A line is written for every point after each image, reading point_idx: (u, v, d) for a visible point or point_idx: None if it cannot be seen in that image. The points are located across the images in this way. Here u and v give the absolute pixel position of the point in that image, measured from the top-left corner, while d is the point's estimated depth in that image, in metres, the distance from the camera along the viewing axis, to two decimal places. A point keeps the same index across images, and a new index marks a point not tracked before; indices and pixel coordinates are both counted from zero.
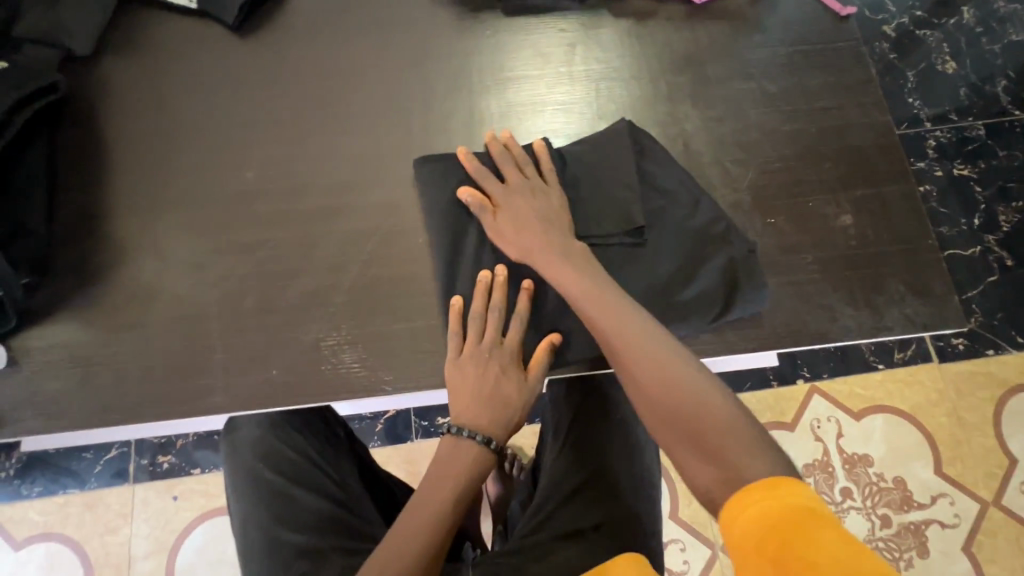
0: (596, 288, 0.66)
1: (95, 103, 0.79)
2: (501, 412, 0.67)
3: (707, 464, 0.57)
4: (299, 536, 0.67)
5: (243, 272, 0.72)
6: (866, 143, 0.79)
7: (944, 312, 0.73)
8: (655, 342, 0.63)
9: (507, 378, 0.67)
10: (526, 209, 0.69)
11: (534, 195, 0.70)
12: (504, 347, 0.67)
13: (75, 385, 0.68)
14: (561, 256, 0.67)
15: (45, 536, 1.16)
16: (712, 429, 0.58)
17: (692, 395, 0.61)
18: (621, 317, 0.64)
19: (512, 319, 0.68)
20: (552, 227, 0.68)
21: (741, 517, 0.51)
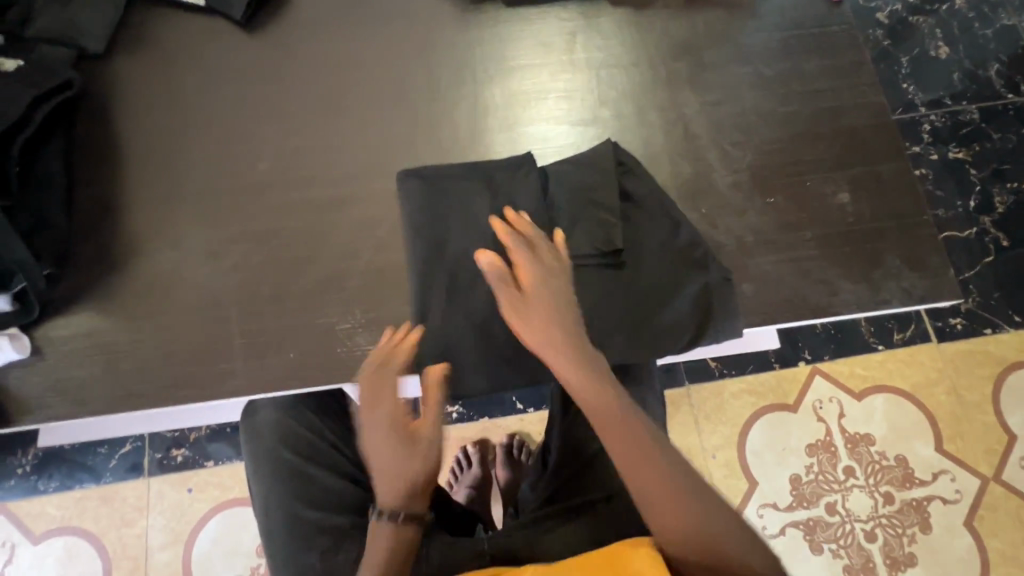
0: (612, 411, 0.59)
1: (108, 101, 0.80)
2: (397, 480, 0.59)
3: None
4: (321, 514, 0.69)
5: (257, 261, 0.74)
6: (862, 123, 0.81)
7: (940, 285, 0.75)
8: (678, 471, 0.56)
9: (385, 445, 0.60)
10: (538, 287, 0.64)
11: (553, 275, 0.65)
12: (376, 414, 0.61)
13: (98, 372, 0.70)
14: (566, 350, 0.62)
15: (63, 529, 1.18)
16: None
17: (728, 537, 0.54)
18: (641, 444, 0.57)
19: (385, 384, 0.62)
20: (564, 313, 0.63)
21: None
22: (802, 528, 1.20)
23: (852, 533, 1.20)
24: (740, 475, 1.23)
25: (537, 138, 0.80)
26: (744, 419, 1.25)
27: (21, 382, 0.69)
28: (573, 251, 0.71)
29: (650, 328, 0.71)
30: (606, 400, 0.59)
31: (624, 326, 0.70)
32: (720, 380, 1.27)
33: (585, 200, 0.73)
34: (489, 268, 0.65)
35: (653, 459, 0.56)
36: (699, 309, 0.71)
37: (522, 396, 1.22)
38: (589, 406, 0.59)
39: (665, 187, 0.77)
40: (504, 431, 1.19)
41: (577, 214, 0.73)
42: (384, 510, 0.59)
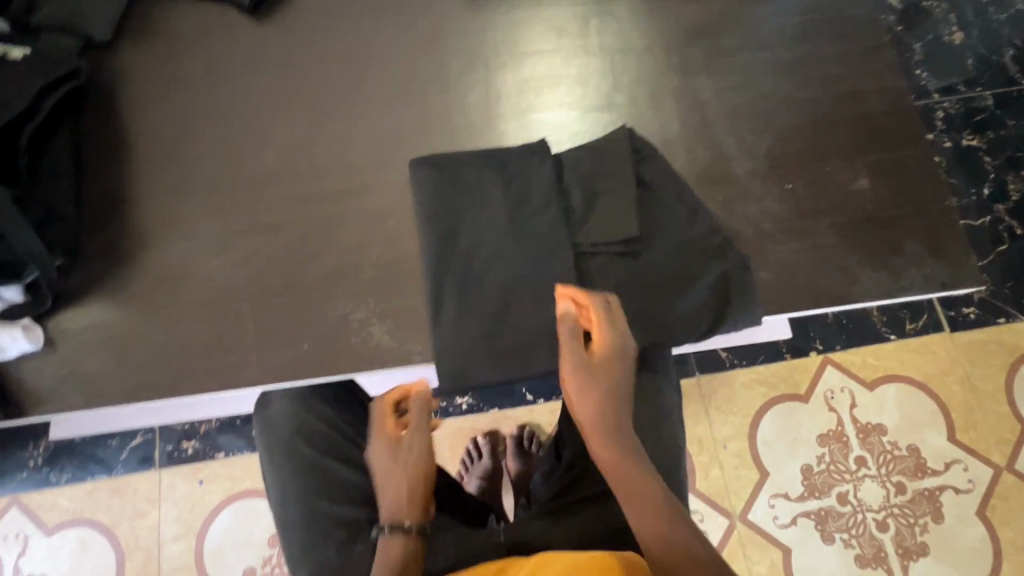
0: (654, 504, 0.56)
1: (116, 90, 0.79)
2: (390, 496, 0.61)
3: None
4: (337, 506, 0.69)
5: (270, 250, 0.73)
6: (881, 108, 0.79)
7: (961, 272, 0.74)
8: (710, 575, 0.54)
9: (380, 461, 0.63)
10: (608, 359, 0.61)
11: (627, 349, 0.62)
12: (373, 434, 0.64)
13: (112, 364, 0.69)
14: (618, 435, 0.59)
15: (76, 521, 1.18)
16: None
17: None
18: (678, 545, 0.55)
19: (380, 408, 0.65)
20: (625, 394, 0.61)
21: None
22: (814, 518, 1.20)
23: (863, 523, 1.20)
24: (751, 466, 1.22)
25: (550, 125, 0.79)
26: (755, 410, 1.25)
27: (35, 374, 0.69)
28: (588, 241, 0.71)
29: (667, 317, 0.70)
30: (650, 493, 0.57)
31: (640, 315, 0.70)
32: (731, 370, 1.26)
33: (601, 188, 0.72)
34: (563, 326, 0.62)
35: (674, 528, 0.55)
36: (716, 298, 0.70)
37: (531, 387, 1.21)
38: (632, 496, 0.57)
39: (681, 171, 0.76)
40: (515, 423, 1.19)
41: (592, 202, 0.72)
42: (383, 525, 0.60)
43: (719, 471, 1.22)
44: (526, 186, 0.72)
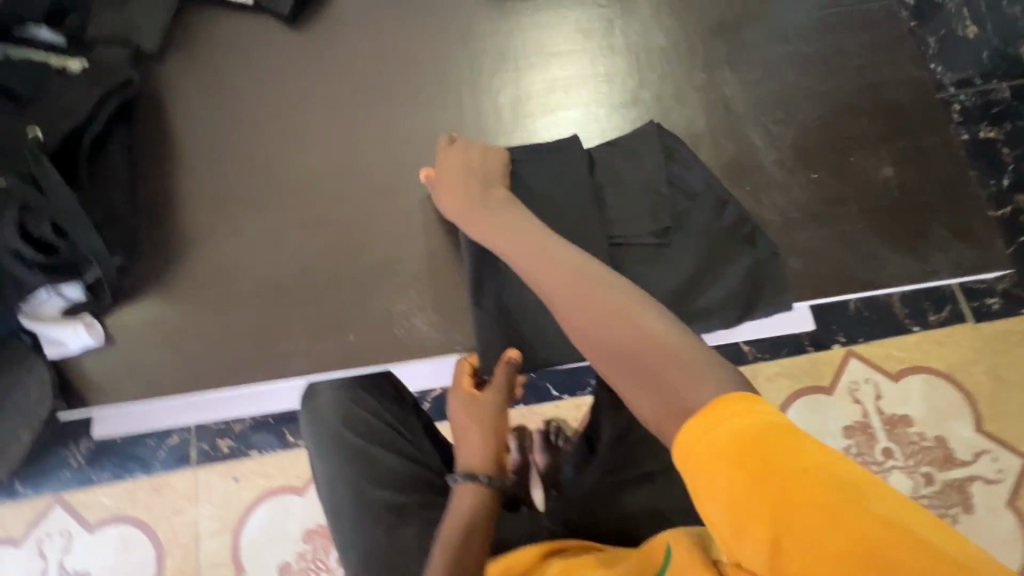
0: (537, 248, 0.65)
1: (165, 97, 0.83)
2: (467, 452, 0.68)
3: (684, 380, 0.50)
4: (384, 492, 0.71)
5: (314, 246, 0.77)
6: (904, 98, 0.81)
7: (989, 255, 0.75)
8: (615, 292, 0.59)
9: (460, 418, 0.69)
10: (465, 171, 0.72)
11: (472, 162, 0.73)
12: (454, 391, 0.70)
13: (167, 357, 0.73)
14: (488, 221, 0.69)
15: (116, 518, 1.22)
16: (672, 381, 0.51)
17: (631, 326, 0.56)
18: (574, 289, 0.60)
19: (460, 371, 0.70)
20: (488, 194, 0.71)
21: (715, 431, 0.45)
22: None
23: None
24: None
25: (580, 122, 0.82)
26: (780, 403, 1.25)
27: (96, 367, 0.72)
28: (621, 232, 0.73)
29: (701, 303, 0.72)
30: (526, 246, 0.66)
31: (676, 302, 0.71)
32: (755, 364, 1.27)
33: (632, 181, 0.75)
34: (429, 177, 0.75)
35: (555, 261, 0.63)
36: (748, 284, 0.72)
37: (556, 383, 1.23)
38: (515, 252, 0.66)
39: (710, 164, 0.79)
40: (541, 418, 1.21)
41: (624, 195, 0.75)
42: (456, 476, 0.67)
43: None
44: (561, 179, 0.74)
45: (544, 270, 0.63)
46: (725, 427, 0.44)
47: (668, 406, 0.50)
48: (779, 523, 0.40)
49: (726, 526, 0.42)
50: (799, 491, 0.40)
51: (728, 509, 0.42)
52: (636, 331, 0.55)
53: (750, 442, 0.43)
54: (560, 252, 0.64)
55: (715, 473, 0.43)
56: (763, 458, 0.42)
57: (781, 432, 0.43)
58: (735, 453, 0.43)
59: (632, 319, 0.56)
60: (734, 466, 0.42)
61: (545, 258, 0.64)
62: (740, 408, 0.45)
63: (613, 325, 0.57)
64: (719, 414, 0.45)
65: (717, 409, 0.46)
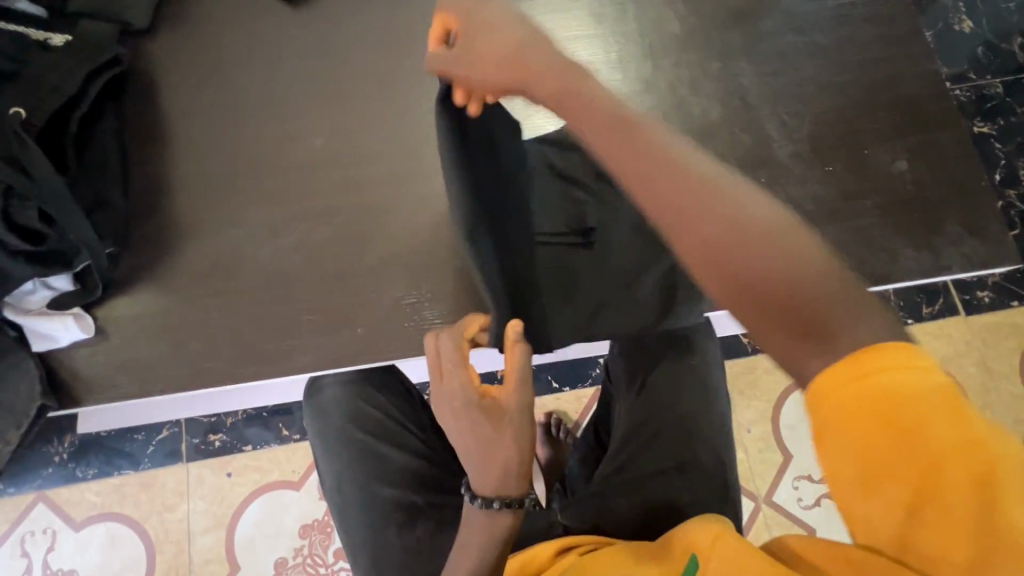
0: (618, 122, 0.49)
1: (156, 77, 0.79)
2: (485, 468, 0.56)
3: (835, 315, 0.39)
4: (394, 491, 0.69)
5: (319, 236, 0.73)
6: (918, 91, 0.80)
7: (1000, 251, 0.75)
8: (739, 200, 0.44)
9: (466, 429, 0.56)
10: (508, 40, 0.54)
11: (500, 29, 0.55)
12: (449, 396, 0.56)
13: (164, 352, 0.69)
14: (543, 96, 0.52)
15: (104, 516, 1.18)
16: (828, 314, 0.38)
17: (765, 239, 0.41)
18: (675, 177, 0.45)
19: (452, 371, 0.57)
20: (534, 64, 0.53)
21: (863, 380, 0.36)
22: None
23: None
24: (775, 449, 1.24)
25: None
26: (778, 393, 1.27)
27: (87, 362, 0.69)
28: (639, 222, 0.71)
29: None
30: (597, 121, 0.49)
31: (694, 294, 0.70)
32: (753, 355, 1.28)
33: None
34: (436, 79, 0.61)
35: (645, 140, 0.47)
36: None
37: (557, 374, 1.22)
38: (584, 126, 0.50)
39: (725, 156, 0.77)
40: (541, 410, 1.20)
41: None
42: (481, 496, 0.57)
43: (744, 455, 1.23)
44: (573, 172, 0.74)
45: (627, 149, 0.47)
46: (876, 380, 0.36)
47: (817, 350, 0.38)
48: (914, 486, 0.35)
49: (853, 482, 0.37)
50: (962, 464, 0.34)
51: (863, 467, 0.36)
52: (777, 254, 0.41)
53: (910, 403, 0.35)
54: (653, 138, 0.48)
55: (856, 429, 0.36)
56: (918, 419, 0.35)
57: (952, 398, 0.35)
58: (881, 412, 0.35)
59: (769, 237, 0.41)
60: (883, 424, 0.35)
61: (634, 144, 0.47)
62: (905, 356, 0.36)
63: (730, 230, 0.42)
64: (873, 364, 0.36)
65: (873, 354, 0.36)
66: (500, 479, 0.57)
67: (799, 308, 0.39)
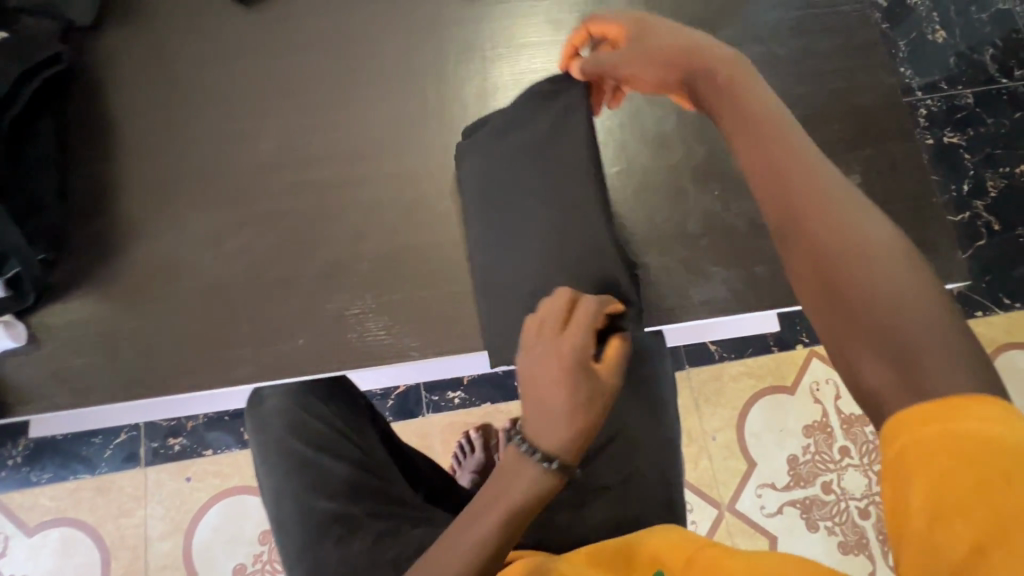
0: (766, 129, 0.51)
1: (100, 76, 0.77)
2: (559, 430, 0.51)
3: (924, 351, 0.38)
4: (333, 504, 0.68)
5: (263, 243, 0.72)
6: (873, 105, 0.80)
7: (949, 267, 0.76)
8: (863, 226, 0.44)
9: (563, 386, 0.51)
10: (665, 49, 0.59)
11: (667, 32, 0.60)
12: (566, 343, 0.52)
13: (98, 361, 0.68)
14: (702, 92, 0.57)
15: (58, 521, 1.16)
16: (920, 349, 0.39)
17: (873, 266, 0.42)
18: (804, 187, 0.47)
19: (582, 324, 0.53)
20: (684, 67, 0.58)
21: (951, 420, 0.36)
22: (799, 507, 1.22)
23: (846, 511, 1.22)
24: (739, 457, 1.24)
25: None
26: (743, 401, 1.27)
27: (18, 371, 0.67)
28: None
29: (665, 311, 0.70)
30: (742, 126, 0.53)
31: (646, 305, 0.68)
32: (719, 363, 1.29)
33: None
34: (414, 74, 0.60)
35: (783, 150, 0.50)
36: (705, 294, 0.73)
37: None
38: (734, 128, 0.53)
39: (679, 168, 0.77)
40: (507, 416, 1.22)
41: None
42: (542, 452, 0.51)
43: (708, 463, 1.24)
44: None
45: (766, 154, 0.50)
46: (966, 424, 0.35)
47: (894, 373, 0.39)
48: (991, 528, 0.32)
49: (920, 516, 0.35)
50: None
51: (934, 498, 0.34)
52: (886, 282, 0.41)
53: (1004, 454, 0.33)
54: (793, 150, 0.49)
55: (935, 457, 0.35)
56: (1005, 466, 0.33)
57: None
58: (968, 449, 0.34)
59: (881, 262, 0.42)
60: (967, 462, 0.34)
61: (774, 152, 0.50)
62: (1008, 415, 0.35)
63: (838, 250, 0.44)
64: (967, 410, 0.36)
65: (968, 402, 0.36)
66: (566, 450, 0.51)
67: (890, 334, 0.40)
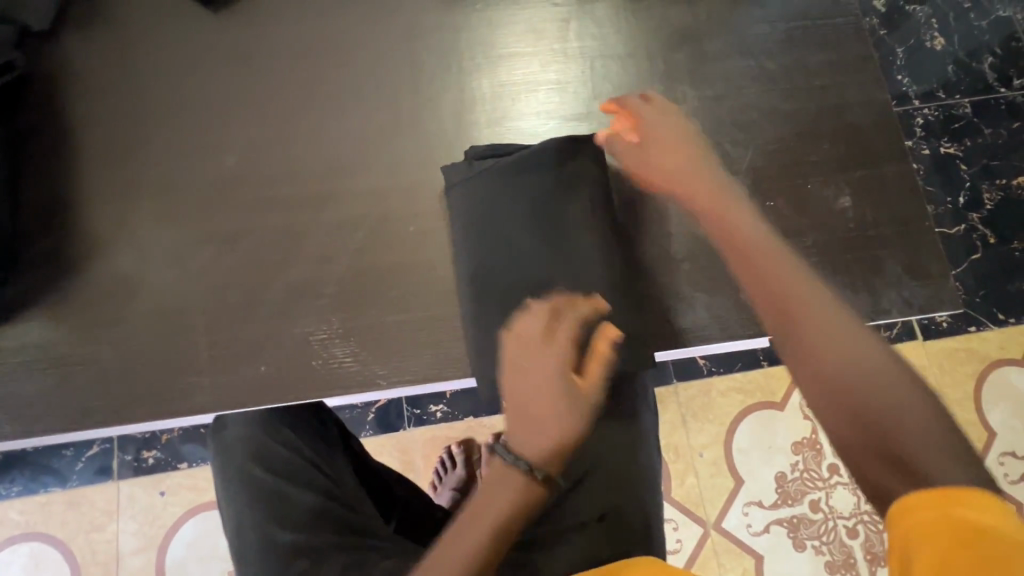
0: (754, 228, 0.51)
1: (57, 84, 0.73)
2: (540, 443, 0.50)
3: (944, 468, 0.36)
4: (297, 534, 0.65)
5: (226, 264, 0.69)
6: (865, 123, 0.77)
7: (939, 294, 0.73)
8: (856, 338, 0.43)
9: (546, 394, 0.49)
10: (663, 138, 0.61)
11: (669, 124, 0.62)
12: (550, 353, 0.50)
13: (50, 387, 0.65)
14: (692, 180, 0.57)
15: (27, 536, 1.13)
16: (940, 470, 0.36)
17: (882, 385, 0.40)
18: (798, 294, 0.45)
19: (563, 326, 0.51)
20: (675, 154, 0.60)
21: (951, 508, 0.34)
22: (786, 525, 1.20)
23: (834, 529, 1.19)
24: (726, 474, 1.22)
25: (523, 135, 0.76)
26: (731, 417, 1.24)
27: None
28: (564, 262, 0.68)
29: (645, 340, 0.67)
30: (737, 218, 0.52)
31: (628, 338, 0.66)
32: (708, 378, 1.26)
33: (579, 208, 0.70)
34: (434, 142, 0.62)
35: (773, 251, 0.49)
36: (687, 320, 0.71)
37: None
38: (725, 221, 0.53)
39: None
40: (491, 431, 1.19)
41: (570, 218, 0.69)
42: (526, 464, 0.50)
43: (695, 480, 1.21)
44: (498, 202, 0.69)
45: (757, 254, 0.49)
46: (966, 512, 0.34)
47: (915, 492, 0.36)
48: None
49: None
50: None
51: None
52: (893, 401, 0.39)
53: (1005, 547, 0.32)
54: (780, 254, 0.48)
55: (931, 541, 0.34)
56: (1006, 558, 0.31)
57: None
58: (964, 534, 0.33)
59: (887, 380, 0.40)
60: (965, 545, 0.32)
61: (766, 254, 0.48)
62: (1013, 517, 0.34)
63: (846, 367, 0.41)
64: (970, 501, 0.34)
65: (970, 494, 0.35)
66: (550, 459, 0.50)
67: (908, 457, 0.37)
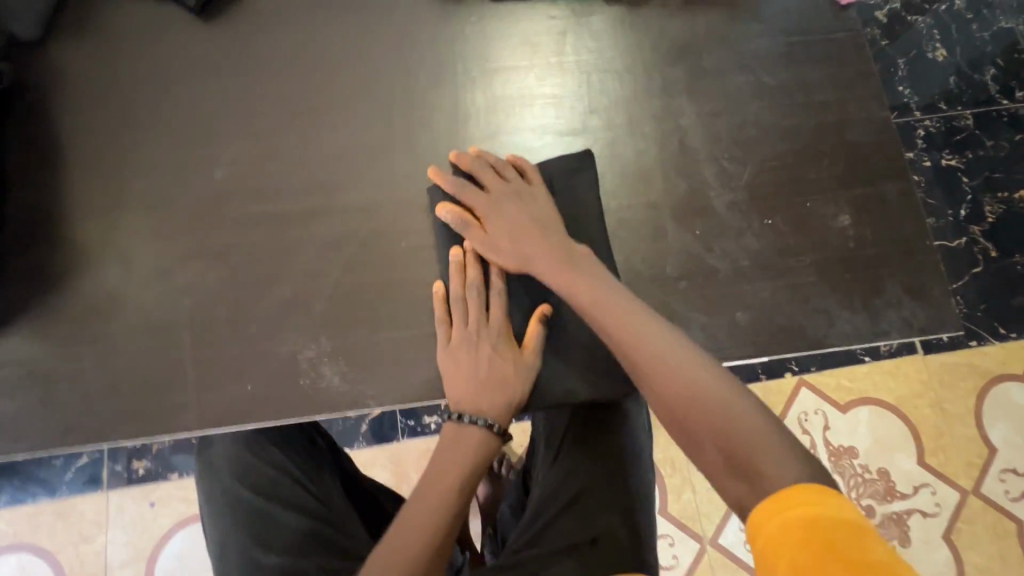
0: (636, 328, 0.60)
1: (44, 94, 0.72)
2: (494, 399, 0.63)
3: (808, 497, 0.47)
4: (281, 558, 0.64)
5: (213, 280, 0.67)
6: (865, 139, 0.76)
7: (939, 315, 0.72)
8: (731, 421, 0.54)
9: (493, 358, 0.63)
10: (522, 215, 0.66)
11: (519, 198, 0.66)
12: (490, 325, 0.64)
13: (31, 404, 0.63)
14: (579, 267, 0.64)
15: (15, 547, 1.11)
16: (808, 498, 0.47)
17: (759, 458, 0.51)
18: (681, 397, 0.56)
19: (492, 296, 0.65)
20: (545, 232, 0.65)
21: (788, 509, 0.47)
22: None
23: None
24: None
25: (518, 148, 0.74)
26: None
27: None
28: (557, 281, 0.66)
29: None
30: (625, 315, 0.61)
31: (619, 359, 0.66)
32: None
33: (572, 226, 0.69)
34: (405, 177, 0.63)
35: (658, 354, 0.58)
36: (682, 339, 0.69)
37: None
38: (616, 318, 0.60)
39: (659, 205, 0.73)
40: None
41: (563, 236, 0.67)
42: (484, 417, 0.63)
43: (691, 495, 1.20)
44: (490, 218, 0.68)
45: (648, 361, 0.58)
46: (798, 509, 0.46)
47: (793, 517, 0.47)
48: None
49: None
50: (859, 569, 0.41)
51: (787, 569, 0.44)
52: (769, 464, 0.50)
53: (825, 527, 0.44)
54: (662, 353, 0.58)
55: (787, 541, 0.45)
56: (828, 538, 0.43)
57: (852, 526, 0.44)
58: (801, 529, 0.45)
59: (763, 450, 0.51)
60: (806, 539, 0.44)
61: (651, 363, 0.58)
62: (821, 491, 0.47)
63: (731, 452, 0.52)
64: (798, 500, 0.47)
65: (796, 494, 0.47)
66: (503, 414, 0.64)
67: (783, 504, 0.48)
